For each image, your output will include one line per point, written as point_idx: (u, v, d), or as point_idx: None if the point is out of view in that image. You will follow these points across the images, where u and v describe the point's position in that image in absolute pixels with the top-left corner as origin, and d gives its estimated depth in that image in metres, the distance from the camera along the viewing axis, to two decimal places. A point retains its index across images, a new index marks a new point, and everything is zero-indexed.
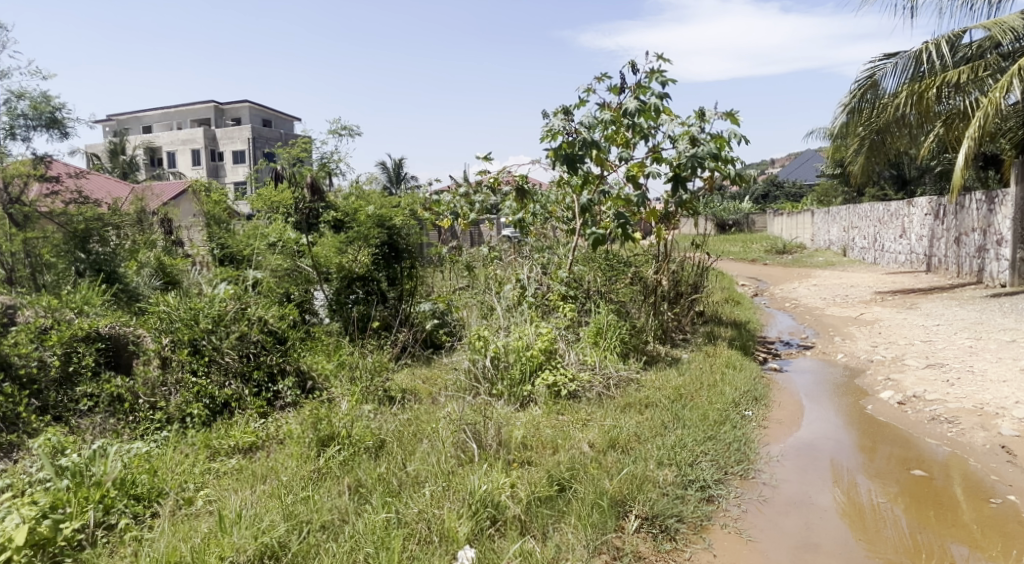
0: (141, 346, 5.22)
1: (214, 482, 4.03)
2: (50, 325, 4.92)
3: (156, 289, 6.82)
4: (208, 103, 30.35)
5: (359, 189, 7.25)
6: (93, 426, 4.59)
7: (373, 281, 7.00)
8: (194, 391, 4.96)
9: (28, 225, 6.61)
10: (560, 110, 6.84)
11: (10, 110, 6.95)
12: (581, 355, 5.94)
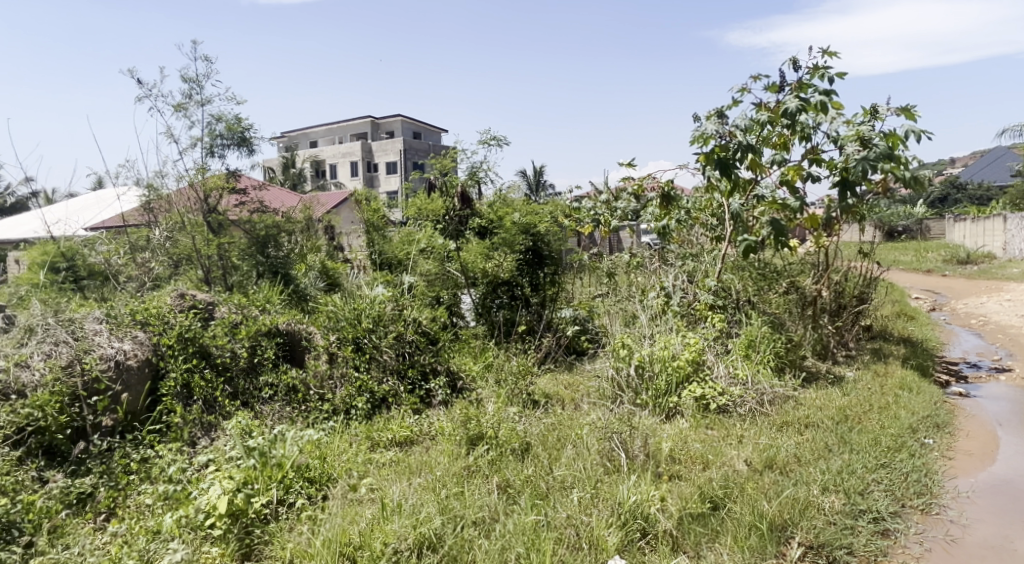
0: (313, 343, 5.63)
1: (375, 472, 4.30)
2: (241, 321, 5.41)
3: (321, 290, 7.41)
4: (366, 119, 32.39)
5: (505, 195, 7.58)
6: (273, 413, 5.04)
7: (516, 287, 7.24)
8: (357, 385, 5.32)
9: (221, 232, 7.48)
10: (713, 113, 6.63)
11: (210, 130, 7.82)
12: (732, 367, 5.70)
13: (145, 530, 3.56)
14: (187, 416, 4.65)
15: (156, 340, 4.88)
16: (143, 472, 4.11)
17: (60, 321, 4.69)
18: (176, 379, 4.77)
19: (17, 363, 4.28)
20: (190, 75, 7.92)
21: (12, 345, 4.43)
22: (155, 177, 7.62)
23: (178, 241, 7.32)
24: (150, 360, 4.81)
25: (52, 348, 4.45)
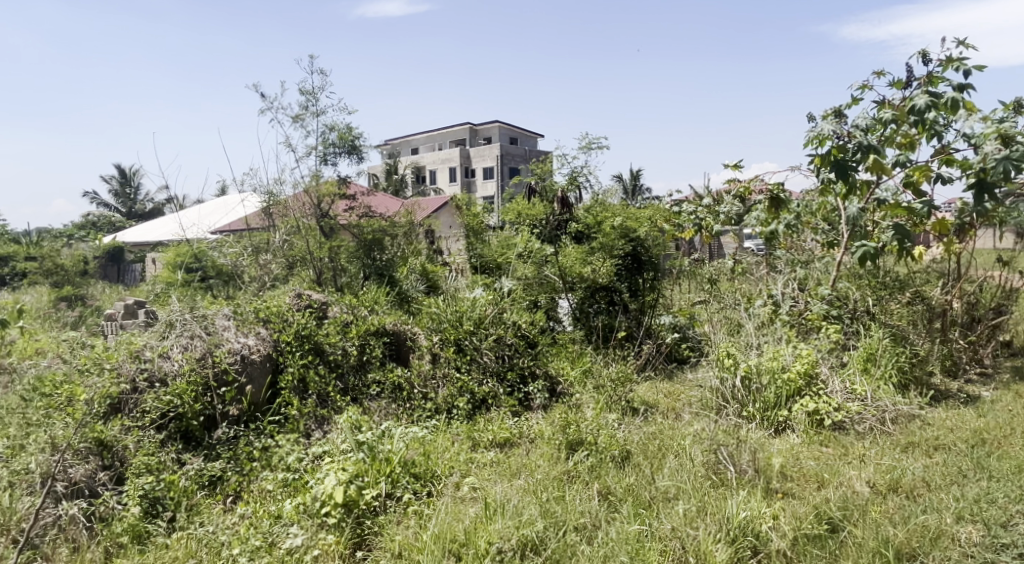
0: (417, 343, 5.75)
1: (477, 471, 4.35)
2: (351, 321, 5.62)
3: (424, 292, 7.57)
4: (465, 125, 32.99)
5: (602, 200, 7.46)
6: (380, 409, 5.19)
7: (615, 292, 7.05)
8: (458, 386, 5.39)
9: (333, 236, 7.81)
10: (831, 112, 6.30)
11: (324, 139, 8.20)
12: (849, 383, 5.38)
13: (267, 514, 3.76)
14: (303, 409, 4.87)
15: (276, 336, 5.15)
16: (265, 459, 4.33)
17: (195, 317, 5.06)
18: (293, 374, 5.01)
19: (160, 354, 4.62)
20: (307, 88, 8.35)
21: (156, 338, 4.85)
22: (275, 185, 8.08)
23: (294, 243, 7.78)
24: (270, 355, 5.08)
25: (189, 342, 4.79)
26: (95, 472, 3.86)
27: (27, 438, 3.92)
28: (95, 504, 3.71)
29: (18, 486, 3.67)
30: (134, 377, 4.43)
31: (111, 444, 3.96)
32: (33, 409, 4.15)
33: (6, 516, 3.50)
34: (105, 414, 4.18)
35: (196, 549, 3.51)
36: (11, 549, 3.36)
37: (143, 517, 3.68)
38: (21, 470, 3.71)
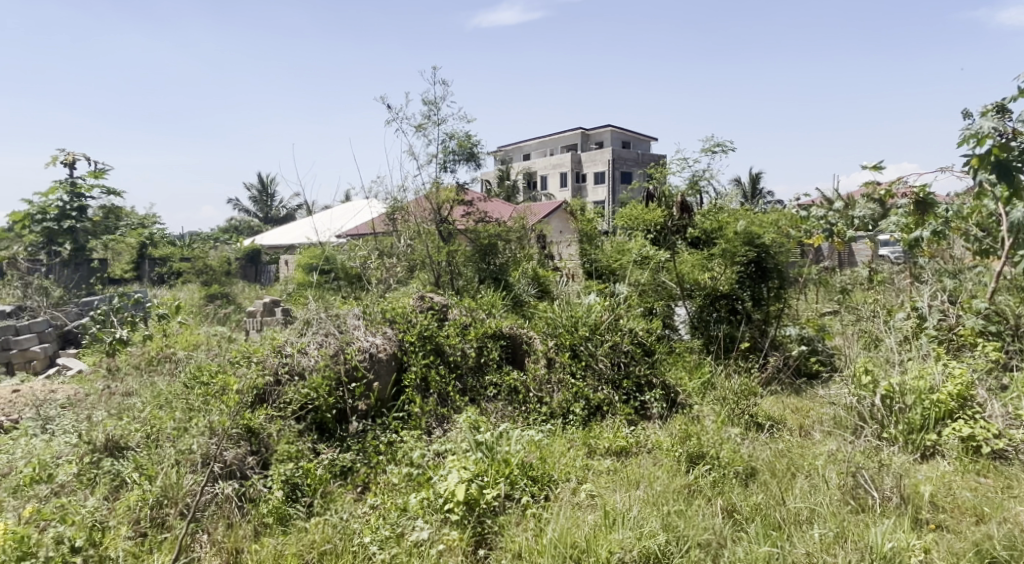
0: (533, 347, 5.75)
1: (594, 478, 4.32)
2: (469, 323, 5.72)
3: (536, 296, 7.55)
4: (577, 130, 32.85)
5: (723, 206, 7.23)
6: (496, 411, 5.22)
7: (738, 301, 6.75)
8: (573, 391, 5.37)
9: (450, 240, 8.08)
10: (990, 108, 5.75)
11: (444, 147, 8.45)
12: (1011, 406, 4.90)
13: (395, 506, 3.90)
14: (425, 407, 5.01)
15: (401, 336, 5.36)
16: (390, 453, 4.52)
17: (329, 316, 5.37)
18: (417, 372, 5.18)
19: (298, 350, 4.91)
20: (429, 98, 8.65)
21: (295, 335, 5.19)
22: (399, 191, 8.40)
23: (416, 248, 8.04)
24: (395, 354, 5.28)
25: (323, 339, 5.08)
26: (245, 456, 4.13)
27: (191, 422, 4.22)
28: (245, 485, 3.99)
29: (183, 464, 3.95)
30: (276, 370, 4.75)
31: (257, 431, 4.25)
32: (193, 396, 4.55)
33: (173, 490, 3.78)
34: (253, 403, 4.52)
35: (331, 534, 3.69)
36: (177, 519, 3.69)
37: (285, 500, 3.94)
38: (184, 450, 3.99)
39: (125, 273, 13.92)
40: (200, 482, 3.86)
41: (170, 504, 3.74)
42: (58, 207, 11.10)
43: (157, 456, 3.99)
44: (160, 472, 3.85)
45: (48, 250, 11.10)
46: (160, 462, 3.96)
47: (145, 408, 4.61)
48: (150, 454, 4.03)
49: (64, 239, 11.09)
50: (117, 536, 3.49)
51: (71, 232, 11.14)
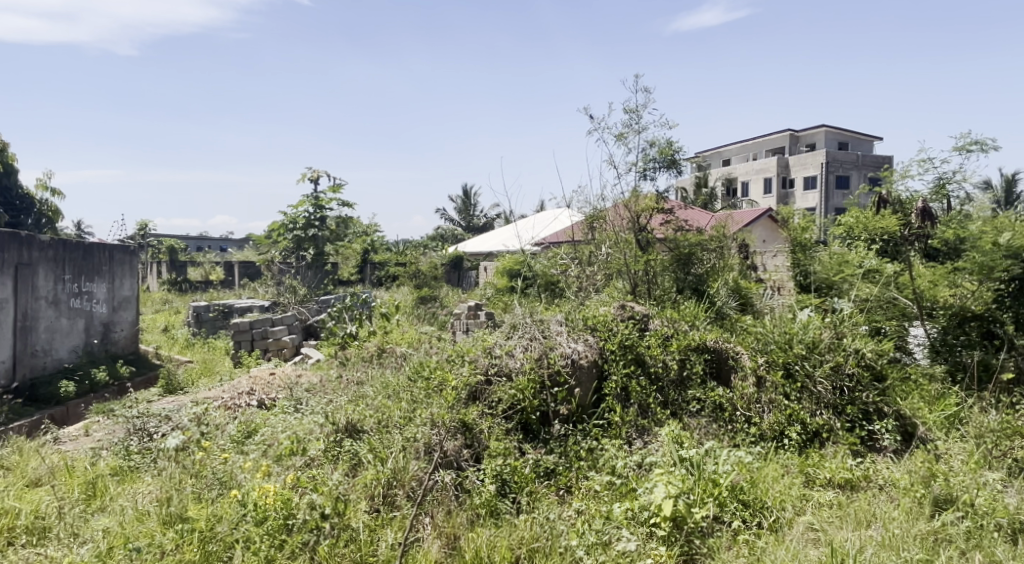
0: (741, 363, 5.45)
1: (813, 511, 4.02)
2: (672, 334, 5.59)
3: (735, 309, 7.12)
4: (785, 132, 30.88)
5: (971, 215, 6.46)
6: (699, 428, 5.05)
7: (994, 325, 5.84)
8: (787, 414, 5.03)
9: (648, 249, 7.88)
10: None
11: (645, 155, 8.36)
12: None
13: (600, 513, 3.92)
14: (625, 417, 4.96)
15: (602, 344, 5.34)
16: (591, 459, 4.56)
17: (534, 321, 5.55)
18: (617, 382, 5.16)
19: (506, 352, 5.13)
20: (631, 107, 8.61)
21: (502, 337, 5.43)
22: (600, 200, 8.45)
23: (614, 256, 7.97)
24: (597, 361, 5.25)
25: (529, 343, 5.24)
26: (461, 449, 4.39)
27: (415, 412, 4.65)
28: (461, 475, 4.23)
29: (408, 450, 4.31)
30: (486, 369, 5.00)
31: (472, 426, 4.50)
32: (416, 389, 4.95)
33: (401, 474, 4.12)
34: (466, 399, 4.79)
35: (539, 533, 3.78)
36: (404, 500, 4.01)
37: (496, 494, 4.13)
38: (410, 438, 4.37)
39: (351, 275, 15.49)
40: (424, 469, 4.19)
41: (399, 486, 4.08)
42: (304, 218, 12.72)
43: (387, 440, 4.38)
44: (390, 456, 4.22)
45: (296, 254, 12.72)
46: (389, 446, 4.34)
47: (377, 396, 5.09)
48: (382, 437, 4.43)
49: (308, 245, 12.64)
50: (357, 509, 3.84)
51: (313, 239, 12.65)
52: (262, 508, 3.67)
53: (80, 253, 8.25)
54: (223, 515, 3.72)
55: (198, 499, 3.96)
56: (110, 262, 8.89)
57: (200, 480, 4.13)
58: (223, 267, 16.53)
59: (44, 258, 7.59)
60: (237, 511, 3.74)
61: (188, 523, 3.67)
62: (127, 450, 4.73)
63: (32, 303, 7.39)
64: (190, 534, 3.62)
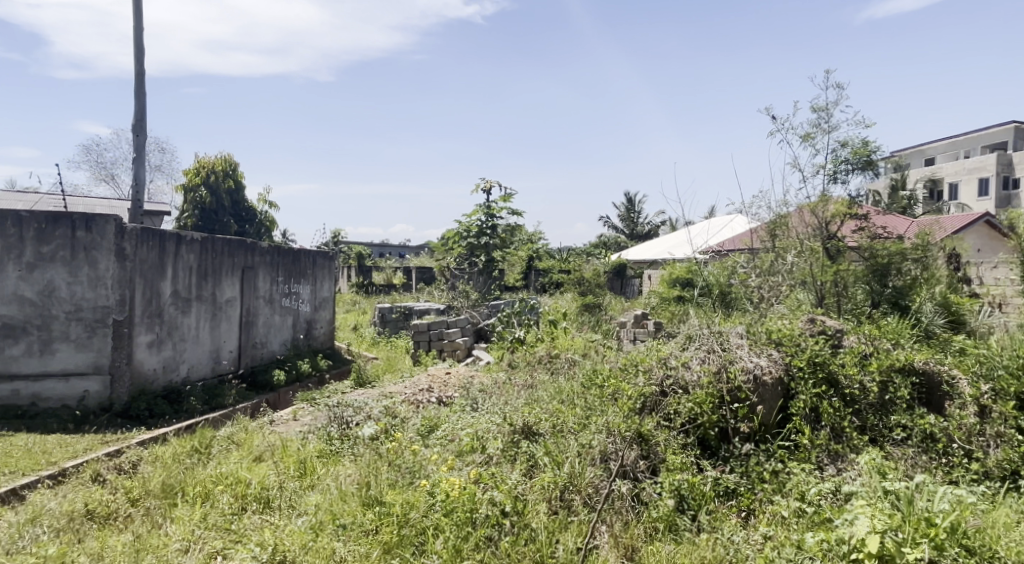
0: (957, 389, 4.84)
1: None
2: (871, 353, 5.10)
3: (943, 326, 6.40)
4: (1004, 126, 27.32)
5: None
6: (905, 458, 4.53)
7: None
8: (1019, 451, 4.36)
9: (838, 258, 7.18)
10: None
11: (835, 157, 7.72)
12: None
13: (789, 541, 3.63)
14: (815, 440, 4.55)
15: (789, 360, 4.94)
16: (776, 483, 4.24)
17: (712, 333, 5.30)
18: (805, 401, 4.74)
19: (682, 364, 4.91)
20: (819, 105, 7.99)
21: (678, 348, 5.23)
22: (783, 205, 7.90)
23: (799, 266, 7.40)
24: (782, 379, 4.87)
25: (706, 355, 4.99)
26: (636, 460, 4.26)
27: (590, 419, 4.62)
28: (638, 486, 4.12)
29: (584, 457, 4.27)
30: (662, 381, 4.83)
31: (648, 437, 4.37)
32: (590, 396, 4.91)
33: (578, 479, 4.10)
34: (639, 410, 4.65)
35: (723, 555, 3.61)
36: (582, 506, 3.98)
37: (675, 509, 3.97)
38: (586, 445, 4.32)
39: (517, 281, 15.79)
40: (600, 476, 4.14)
41: (575, 491, 4.06)
42: (477, 225, 13.11)
43: (563, 445, 4.37)
44: (567, 461, 4.21)
45: (470, 260, 13.20)
46: (565, 451, 4.33)
47: (551, 401, 5.12)
48: (558, 442, 4.43)
49: (480, 252, 13.03)
50: (535, 510, 3.86)
51: (485, 247, 13.03)
52: (450, 502, 3.76)
53: (291, 258, 9.13)
54: (415, 503, 3.85)
55: (392, 485, 4.18)
56: (313, 266, 9.77)
57: (394, 470, 4.37)
58: (403, 271, 17.56)
59: (263, 263, 8.48)
60: (426, 499, 3.88)
61: (384, 507, 3.85)
62: (331, 435, 5.18)
63: (254, 301, 8.26)
64: (386, 517, 3.80)
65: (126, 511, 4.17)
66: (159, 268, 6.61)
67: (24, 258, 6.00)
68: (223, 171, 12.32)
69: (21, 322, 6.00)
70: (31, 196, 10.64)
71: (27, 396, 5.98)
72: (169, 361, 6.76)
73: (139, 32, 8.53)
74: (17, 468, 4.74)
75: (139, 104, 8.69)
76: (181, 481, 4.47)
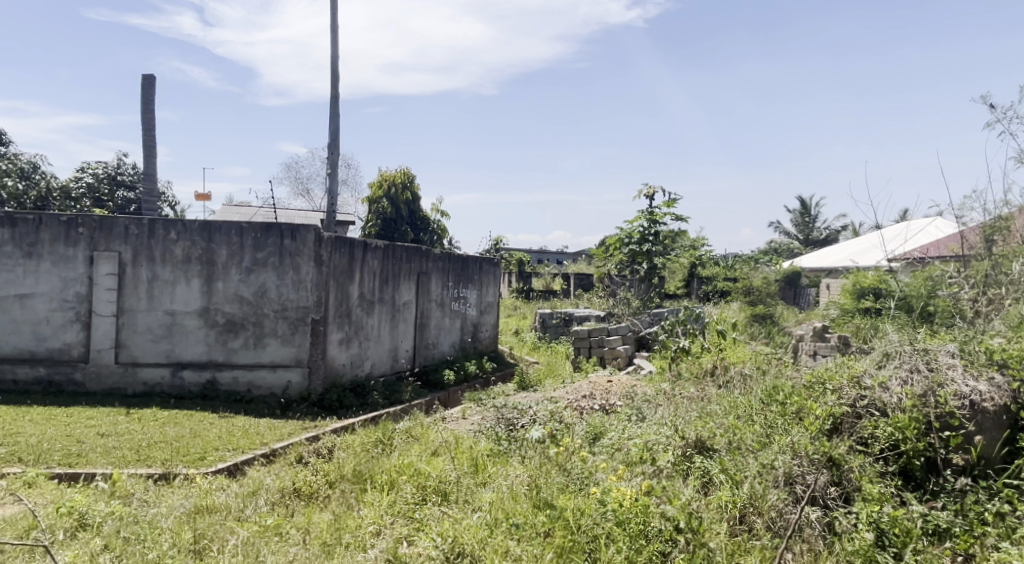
0: None
1: None
2: None
3: None
4: None
5: None
6: None
7: None
8: None
9: None
10: None
11: None
12: None
13: None
14: None
15: (1017, 386, 4.39)
16: (1003, 527, 3.77)
17: (916, 350, 4.81)
18: None
19: (880, 384, 4.51)
20: None
21: (874, 365, 4.85)
22: (1002, 206, 7.07)
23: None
24: (1008, 408, 4.38)
25: (909, 376, 4.56)
26: (826, 486, 4.01)
27: (772, 437, 4.40)
28: (830, 515, 3.90)
29: (766, 477, 4.09)
30: (855, 401, 4.48)
31: (841, 463, 4.07)
32: (770, 413, 4.69)
33: (760, 501, 3.94)
34: (828, 432, 4.37)
35: None
36: (765, 530, 3.83)
37: (873, 544, 3.68)
38: (768, 465, 4.12)
39: (679, 289, 15.40)
40: (784, 500, 3.94)
41: (757, 513, 3.92)
42: (639, 231, 12.86)
43: (741, 463, 4.21)
44: (746, 480, 4.07)
45: (631, 268, 13.06)
46: (744, 470, 4.18)
47: (726, 415, 4.96)
48: (735, 459, 4.27)
49: (641, 259, 12.77)
50: (713, 530, 3.73)
51: (647, 254, 12.73)
52: (624, 514, 3.76)
53: (461, 264, 9.60)
54: (586, 509, 3.89)
55: (563, 489, 4.25)
56: (479, 272, 10.20)
57: (565, 475, 4.44)
58: (562, 277, 17.75)
59: (436, 268, 8.97)
60: (598, 506, 3.90)
61: (557, 510, 3.91)
62: (499, 436, 5.38)
63: (428, 304, 8.77)
64: (559, 521, 3.85)
65: (325, 492, 4.59)
66: (349, 272, 7.20)
67: (243, 263, 6.78)
68: (401, 183, 13.15)
69: (240, 319, 6.77)
70: (247, 209, 12.01)
71: (243, 384, 6.73)
72: (355, 358, 7.34)
73: (336, 61, 9.38)
74: (238, 445, 5.38)
75: (334, 126, 9.53)
76: (370, 468, 4.82)
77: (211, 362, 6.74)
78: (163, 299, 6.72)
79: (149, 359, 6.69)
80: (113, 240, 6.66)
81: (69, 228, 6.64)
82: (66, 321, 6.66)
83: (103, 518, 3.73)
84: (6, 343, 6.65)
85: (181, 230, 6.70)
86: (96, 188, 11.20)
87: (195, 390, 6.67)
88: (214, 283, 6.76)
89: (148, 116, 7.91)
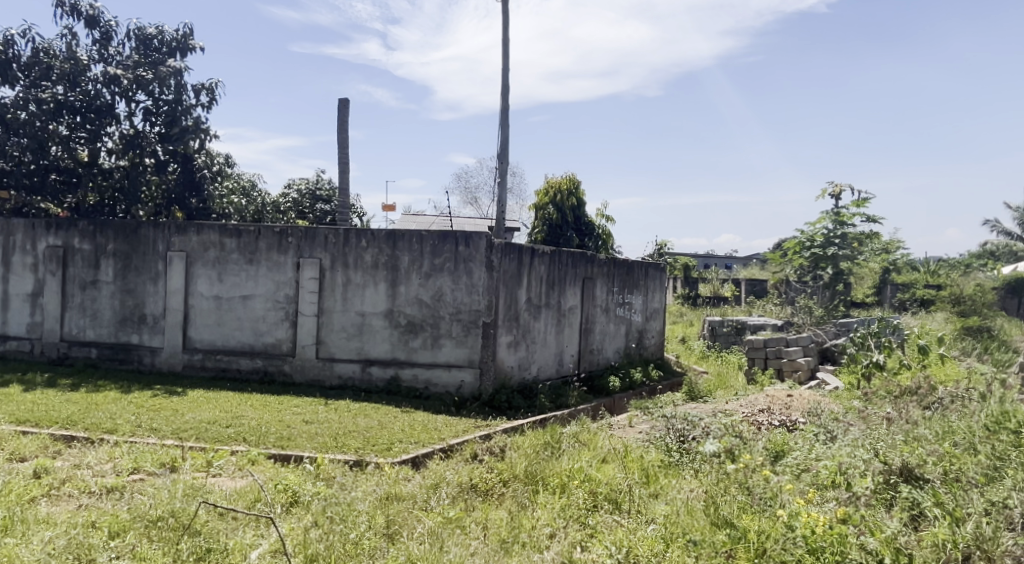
0: None
1: None
2: None
3: None
4: None
5: None
6: None
7: None
8: None
9: None
10: None
11: None
12: None
13: None
14: None
15: None
16: None
17: None
18: None
19: None
20: None
21: None
22: None
23: None
24: None
25: None
26: None
27: (1001, 470, 4.04)
28: None
29: (995, 517, 3.64)
30: None
31: None
32: (996, 441, 4.34)
33: (988, 544, 3.44)
34: None
35: None
36: None
37: None
38: (999, 500, 3.75)
39: (867, 297, 14.21)
40: (1020, 545, 3.46)
41: (985, 558, 3.40)
42: (823, 234, 12.03)
43: (962, 498, 3.81)
44: (968, 519, 3.61)
45: (814, 274, 12.20)
46: (967, 506, 3.74)
47: (938, 442, 4.51)
48: (953, 493, 3.86)
49: (826, 264, 11.83)
50: None
51: (832, 258, 11.75)
52: (814, 541, 3.51)
53: (627, 270, 9.53)
54: (772, 533, 3.69)
55: (744, 509, 4.08)
56: (645, 276, 10.10)
57: (746, 494, 4.25)
58: (732, 283, 17.04)
59: (602, 273, 8.97)
60: (786, 532, 3.65)
61: (738, 530, 3.77)
62: (670, 447, 5.27)
63: (594, 310, 8.80)
64: (741, 542, 3.70)
65: (500, 490, 4.74)
66: (517, 277, 7.40)
67: (423, 268, 7.19)
68: (567, 190, 13.33)
69: (420, 320, 7.20)
70: (425, 218, 12.77)
71: (422, 382, 7.15)
72: (523, 360, 7.53)
73: (505, 73, 9.70)
74: (420, 439, 5.72)
75: (504, 135, 9.86)
76: (542, 470, 4.93)
77: (395, 360, 7.22)
78: (355, 301, 7.30)
79: (344, 355, 7.30)
80: (315, 247, 7.37)
81: (281, 238, 7.44)
82: (278, 320, 7.45)
83: (312, 497, 4.14)
84: (232, 338, 7.56)
85: (371, 238, 7.26)
86: (299, 202, 12.53)
87: (381, 385, 7.18)
88: (398, 286, 7.23)
89: (343, 134, 8.65)
